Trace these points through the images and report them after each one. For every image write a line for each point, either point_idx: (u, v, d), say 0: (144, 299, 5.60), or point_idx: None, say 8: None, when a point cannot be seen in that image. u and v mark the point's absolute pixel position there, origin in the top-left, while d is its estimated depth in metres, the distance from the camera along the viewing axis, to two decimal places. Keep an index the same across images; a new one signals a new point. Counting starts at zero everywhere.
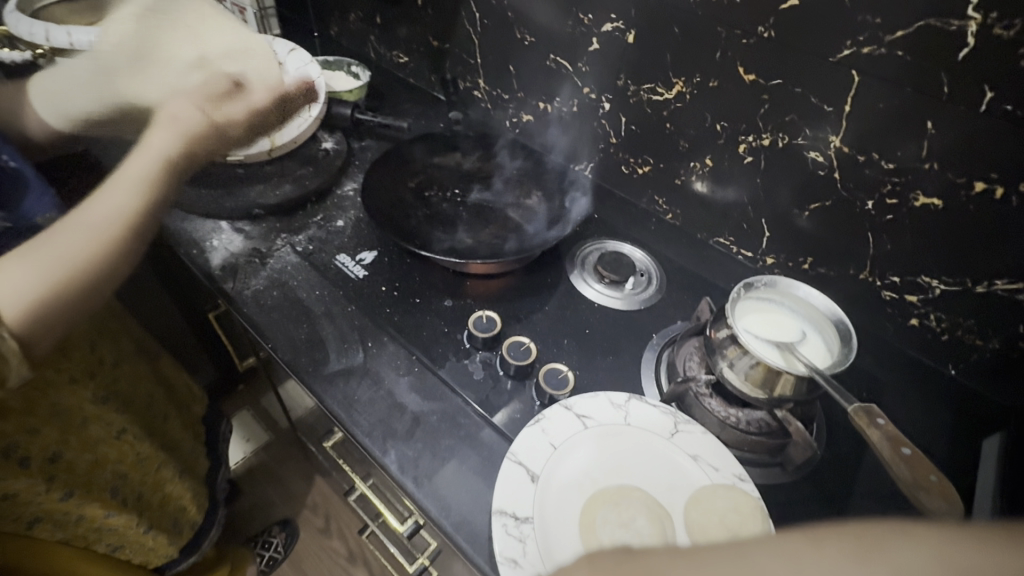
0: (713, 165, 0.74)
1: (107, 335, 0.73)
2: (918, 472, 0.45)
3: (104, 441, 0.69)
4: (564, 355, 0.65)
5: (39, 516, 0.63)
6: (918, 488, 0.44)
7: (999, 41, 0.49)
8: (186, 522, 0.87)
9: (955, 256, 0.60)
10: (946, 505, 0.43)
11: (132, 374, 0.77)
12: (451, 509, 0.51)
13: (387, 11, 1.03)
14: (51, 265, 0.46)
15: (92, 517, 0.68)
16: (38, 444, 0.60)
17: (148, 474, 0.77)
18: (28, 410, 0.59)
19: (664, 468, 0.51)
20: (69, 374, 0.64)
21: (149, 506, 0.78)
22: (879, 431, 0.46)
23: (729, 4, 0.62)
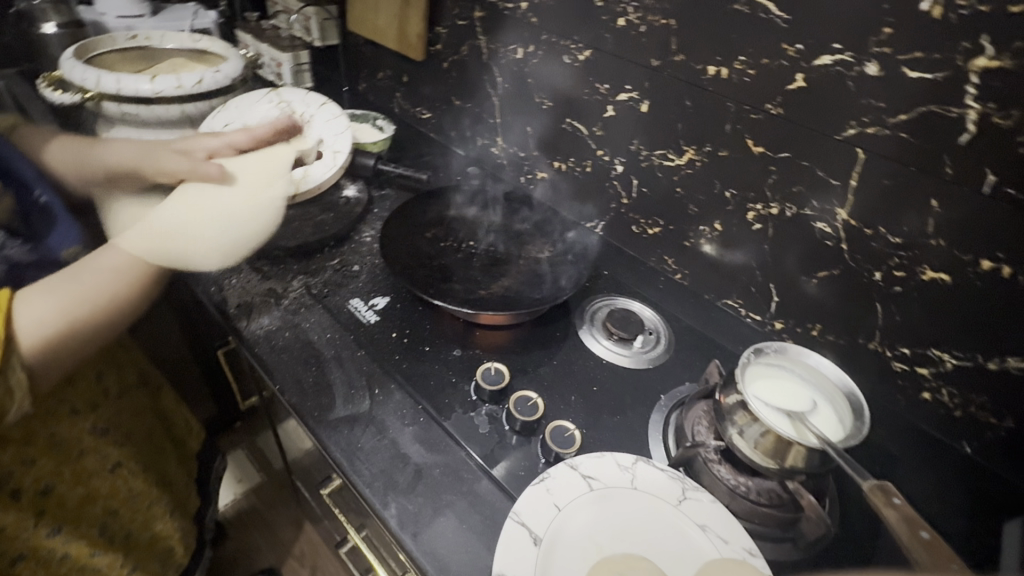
0: (723, 230, 0.76)
1: (113, 365, 0.73)
2: (939, 559, 0.42)
3: (97, 474, 0.67)
4: (571, 412, 0.64)
5: (25, 555, 0.60)
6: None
7: (999, 128, 0.51)
8: (172, 563, 0.83)
9: (963, 331, 0.60)
10: None
11: (132, 407, 0.76)
12: (450, 571, 0.49)
13: (414, 71, 1.09)
14: (80, 299, 0.50)
15: (78, 554, 0.66)
16: (32, 476, 0.59)
17: (139, 511, 0.75)
18: (26, 439, 0.58)
19: (672, 538, 0.49)
20: (70, 406, 0.63)
21: (136, 545, 0.76)
22: (896, 512, 0.44)
23: (739, 82, 0.66)
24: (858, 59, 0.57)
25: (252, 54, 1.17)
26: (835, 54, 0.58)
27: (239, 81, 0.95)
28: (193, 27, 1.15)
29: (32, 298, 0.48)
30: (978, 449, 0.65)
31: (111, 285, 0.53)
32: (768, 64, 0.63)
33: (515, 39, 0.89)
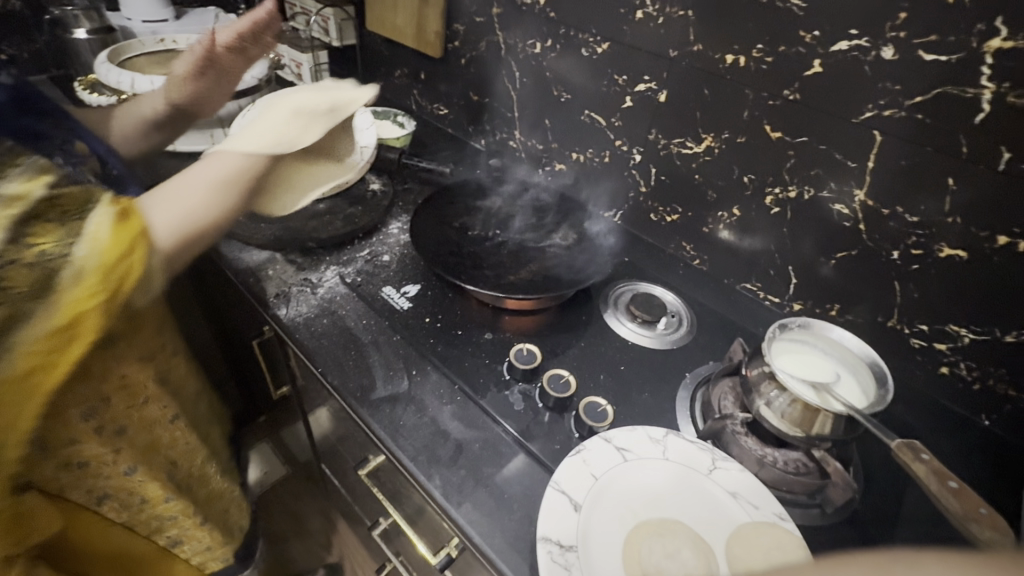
0: (741, 215, 0.78)
1: (167, 322, 0.71)
2: (967, 504, 0.45)
3: (160, 424, 0.68)
4: (601, 390, 0.66)
5: (108, 492, 0.66)
6: (969, 521, 0.45)
7: (1014, 107, 0.53)
8: (234, 523, 0.89)
9: (981, 306, 0.62)
10: (999, 535, 0.43)
11: (184, 366, 0.74)
12: (495, 537, 0.52)
13: (432, 69, 1.12)
14: (183, 210, 0.50)
15: (153, 498, 0.71)
16: (109, 415, 0.60)
17: (197, 466, 0.77)
18: (96, 378, 0.57)
19: (705, 503, 0.52)
20: (138, 349, 0.61)
21: (200, 500, 0.79)
22: (924, 466, 0.47)
23: (756, 70, 0.69)
24: (876, 44, 0.59)
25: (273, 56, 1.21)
26: (851, 39, 0.60)
27: (265, 81, 0.97)
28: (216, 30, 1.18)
29: (159, 205, 0.50)
30: (997, 421, 0.67)
31: (207, 200, 0.51)
32: (785, 52, 0.65)
33: (533, 34, 0.91)
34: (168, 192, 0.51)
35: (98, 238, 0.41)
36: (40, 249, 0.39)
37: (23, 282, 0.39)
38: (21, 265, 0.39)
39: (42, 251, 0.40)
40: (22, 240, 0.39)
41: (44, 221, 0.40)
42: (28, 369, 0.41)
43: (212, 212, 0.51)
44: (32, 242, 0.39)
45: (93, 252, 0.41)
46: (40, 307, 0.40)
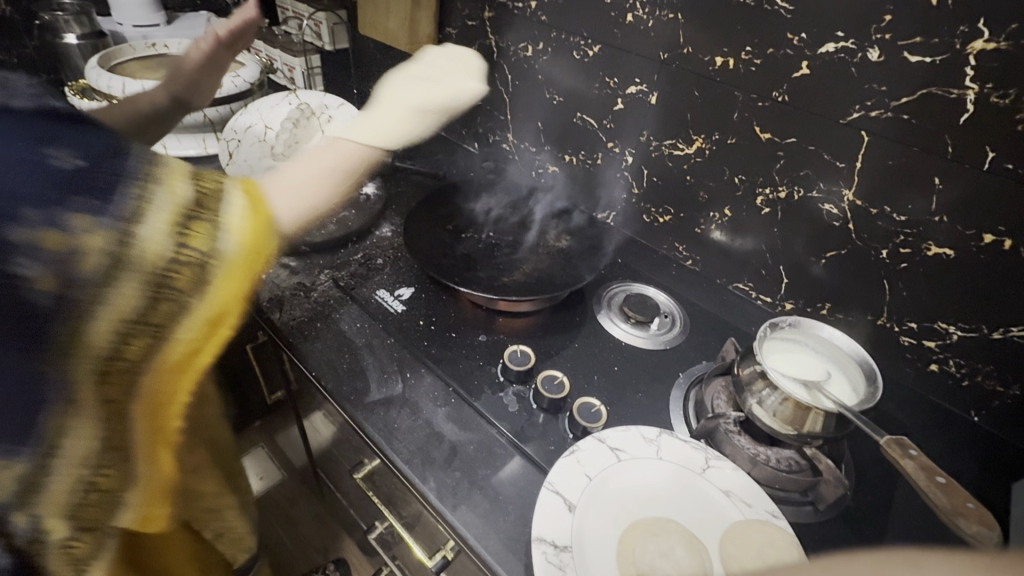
0: (732, 216, 0.79)
1: None
2: (955, 499, 0.46)
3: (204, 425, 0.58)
4: (594, 390, 0.67)
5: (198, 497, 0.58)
6: (957, 514, 0.45)
7: (997, 107, 0.54)
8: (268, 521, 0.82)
9: (969, 303, 0.63)
10: (987, 530, 0.44)
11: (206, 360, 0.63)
12: (490, 538, 0.52)
13: None
14: (310, 206, 0.38)
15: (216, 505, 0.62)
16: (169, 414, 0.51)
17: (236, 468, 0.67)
18: None
19: (699, 503, 0.52)
20: None
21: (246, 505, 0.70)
22: (913, 462, 0.48)
23: (745, 72, 0.69)
24: (861, 46, 0.60)
25: (265, 59, 1.23)
26: (838, 42, 0.61)
27: (257, 84, 0.97)
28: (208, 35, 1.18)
29: (281, 188, 0.37)
30: (985, 417, 0.68)
31: (329, 188, 0.39)
32: (774, 54, 0.66)
33: (525, 37, 0.92)
34: (287, 175, 0.38)
35: (245, 232, 0.33)
36: (196, 249, 0.31)
37: (181, 288, 0.31)
38: (178, 270, 0.31)
39: (198, 251, 0.31)
40: (179, 239, 0.31)
41: (195, 215, 0.31)
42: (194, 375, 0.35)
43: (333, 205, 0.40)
44: (186, 241, 0.31)
45: (245, 245, 0.33)
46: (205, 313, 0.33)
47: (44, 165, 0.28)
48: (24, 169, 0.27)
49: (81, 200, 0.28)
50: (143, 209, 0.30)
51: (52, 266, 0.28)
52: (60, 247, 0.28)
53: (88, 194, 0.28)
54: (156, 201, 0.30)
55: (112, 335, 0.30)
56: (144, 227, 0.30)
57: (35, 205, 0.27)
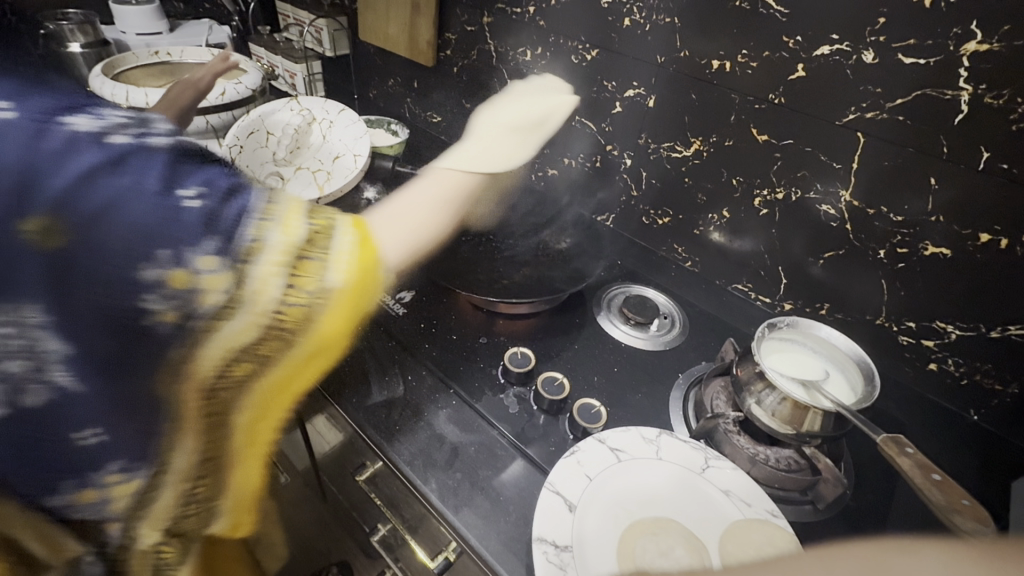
0: (731, 217, 0.79)
1: None
2: (952, 496, 0.46)
3: None
4: (594, 391, 0.67)
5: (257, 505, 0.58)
6: (952, 511, 0.46)
7: (991, 108, 0.55)
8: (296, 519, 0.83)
9: (966, 303, 0.64)
10: (981, 526, 0.44)
11: None
12: (492, 539, 0.52)
13: (424, 77, 1.13)
14: (419, 234, 0.39)
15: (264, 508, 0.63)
16: None
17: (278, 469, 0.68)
18: None
19: (699, 502, 0.52)
20: None
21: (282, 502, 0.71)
22: (909, 459, 0.48)
23: (742, 74, 0.70)
24: (856, 48, 0.60)
25: (265, 66, 1.22)
26: (833, 44, 0.62)
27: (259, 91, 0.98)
28: (210, 42, 1.19)
29: (387, 222, 0.38)
30: (985, 415, 0.68)
31: (435, 219, 0.41)
32: (770, 56, 0.67)
33: (524, 42, 0.93)
34: (393, 204, 0.40)
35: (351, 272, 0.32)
36: (304, 290, 0.31)
37: (290, 328, 0.31)
38: (289, 311, 0.30)
39: (308, 292, 0.31)
40: (292, 280, 0.30)
41: (304, 254, 0.31)
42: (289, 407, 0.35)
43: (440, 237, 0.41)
44: (297, 282, 0.30)
45: (349, 282, 0.33)
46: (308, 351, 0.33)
47: (174, 206, 0.27)
48: (157, 211, 0.27)
49: (209, 241, 0.28)
50: (257, 250, 0.29)
51: (176, 301, 0.27)
52: (187, 284, 0.27)
53: (215, 235, 0.28)
54: (273, 242, 0.30)
55: (218, 371, 0.30)
56: (258, 267, 0.29)
57: (166, 246, 0.27)
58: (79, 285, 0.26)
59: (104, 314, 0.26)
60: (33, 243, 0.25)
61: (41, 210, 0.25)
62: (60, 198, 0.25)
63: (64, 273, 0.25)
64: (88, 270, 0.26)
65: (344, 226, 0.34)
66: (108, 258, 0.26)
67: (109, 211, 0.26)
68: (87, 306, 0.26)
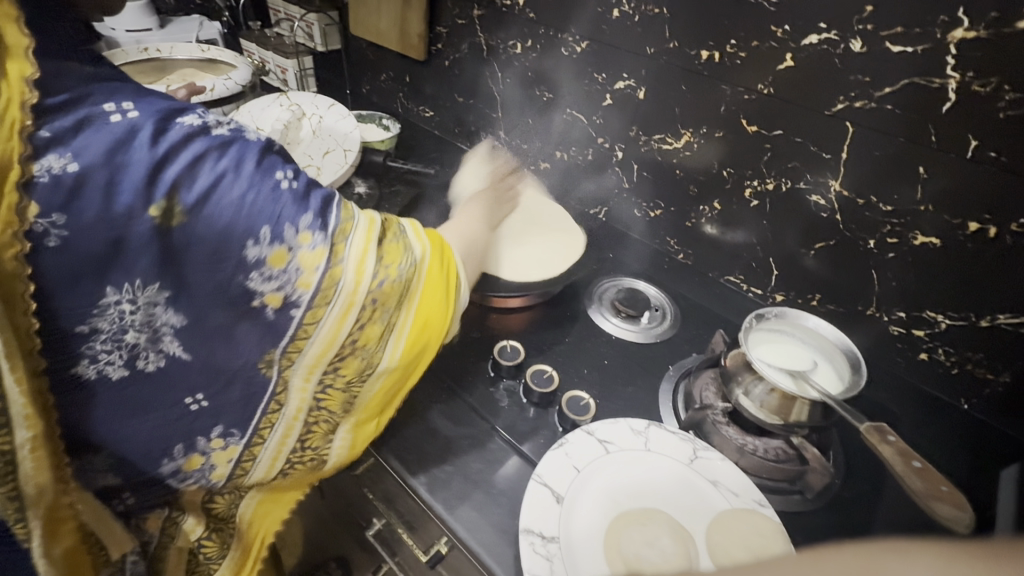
0: (722, 209, 0.79)
1: None
2: (931, 483, 0.48)
3: None
4: (584, 384, 0.67)
5: None
6: (931, 498, 0.48)
7: (979, 96, 0.55)
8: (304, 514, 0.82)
9: (955, 292, 0.64)
10: (959, 513, 0.48)
11: None
12: (480, 531, 0.53)
13: (416, 71, 1.13)
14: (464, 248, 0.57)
15: None
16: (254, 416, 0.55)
17: None
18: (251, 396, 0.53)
19: (687, 492, 0.53)
20: None
21: None
22: (890, 448, 0.49)
23: (731, 65, 0.69)
24: (844, 37, 0.60)
25: (257, 62, 1.21)
26: (821, 33, 0.61)
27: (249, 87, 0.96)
28: (201, 38, 1.19)
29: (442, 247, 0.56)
30: (976, 405, 0.68)
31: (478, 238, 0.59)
32: (758, 47, 0.66)
33: (514, 35, 0.92)
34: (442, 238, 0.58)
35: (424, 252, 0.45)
36: (392, 265, 0.42)
37: (386, 295, 0.43)
38: (385, 281, 0.42)
39: (396, 266, 0.43)
40: (382, 258, 0.42)
41: (388, 240, 0.43)
42: (389, 366, 0.46)
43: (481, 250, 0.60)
44: (385, 259, 0.42)
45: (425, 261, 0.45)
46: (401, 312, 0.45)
47: (273, 189, 0.37)
48: (261, 194, 0.36)
49: (304, 221, 0.38)
50: (347, 228, 0.40)
51: (286, 269, 0.38)
52: (289, 260, 0.38)
53: (307, 214, 0.38)
54: (361, 229, 0.41)
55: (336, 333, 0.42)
56: (354, 246, 0.40)
57: (271, 224, 0.37)
58: (200, 248, 0.35)
59: (227, 276, 0.37)
60: (159, 224, 0.33)
61: (165, 197, 0.33)
62: (181, 184, 0.33)
63: (182, 248, 0.35)
64: (211, 240, 0.35)
65: (410, 222, 0.46)
66: (226, 234, 0.36)
67: (219, 196, 0.35)
68: (204, 272, 0.36)
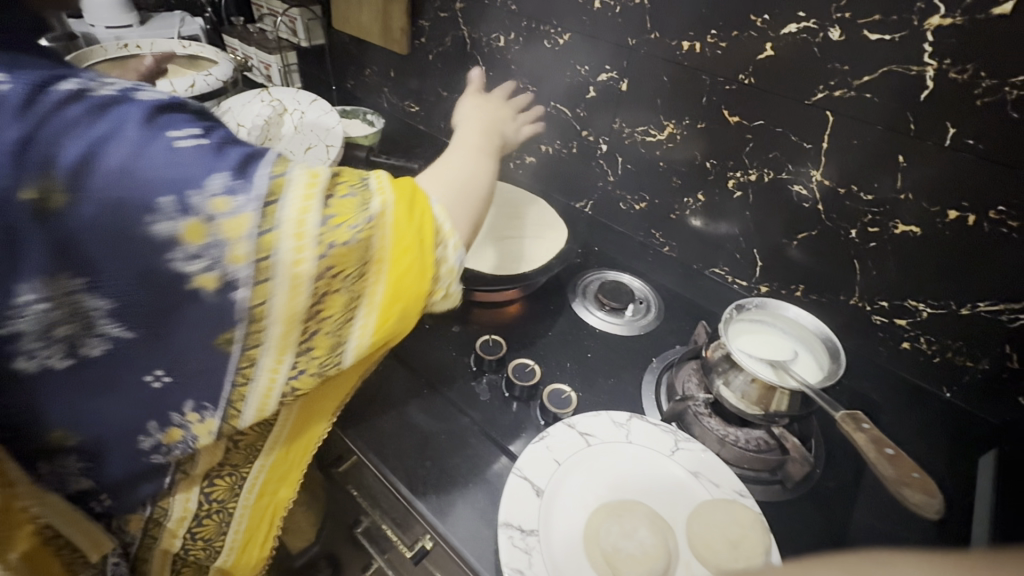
0: (706, 201, 0.79)
1: None
2: (902, 469, 0.50)
3: None
4: (566, 377, 0.67)
5: None
6: (902, 485, 0.49)
7: (956, 83, 0.54)
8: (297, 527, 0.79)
9: (935, 282, 0.64)
10: (926, 497, 0.49)
11: None
12: (459, 525, 0.53)
13: (400, 66, 1.12)
14: (450, 178, 0.42)
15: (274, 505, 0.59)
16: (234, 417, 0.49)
17: None
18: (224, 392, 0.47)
19: (666, 484, 0.53)
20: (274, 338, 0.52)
21: None
22: (864, 435, 0.51)
23: (712, 55, 0.69)
24: (823, 26, 0.60)
25: (240, 58, 1.20)
26: (800, 22, 0.61)
27: (230, 83, 0.94)
28: (182, 34, 1.17)
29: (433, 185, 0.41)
30: (957, 393, 0.68)
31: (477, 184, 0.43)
32: (738, 36, 0.66)
33: (497, 27, 0.91)
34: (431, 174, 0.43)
35: (388, 205, 0.34)
36: (344, 225, 0.32)
37: (341, 264, 0.33)
38: (335, 247, 0.32)
39: (350, 227, 0.32)
40: (330, 219, 0.32)
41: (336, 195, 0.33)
42: (362, 347, 0.37)
43: (480, 180, 0.43)
44: (334, 220, 0.32)
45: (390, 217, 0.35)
46: (367, 283, 0.35)
47: (175, 148, 0.28)
48: (163, 155, 0.27)
49: (216, 183, 0.28)
50: (280, 187, 0.30)
51: (211, 249, 0.29)
52: (210, 232, 0.29)
53: (221, 174, 0.29)
54: (298, 185, 0.31)
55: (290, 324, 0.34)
56: (290, 209, 0.30)
57: (178, 192, 0.27)
58: (100, 240, 0.27)
59: (144, 269, 0.28)
60: (39, 209, 0.25)
61: (38, 175, 0.25)
62: (57, 157, 0.25)
63: (78, 239, 0.26)
64: (107, 223, 0.26)
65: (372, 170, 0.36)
66: (111, 213, 0.26)
67: (108, 161, 0.26)
68: (116, 263, 0.27)
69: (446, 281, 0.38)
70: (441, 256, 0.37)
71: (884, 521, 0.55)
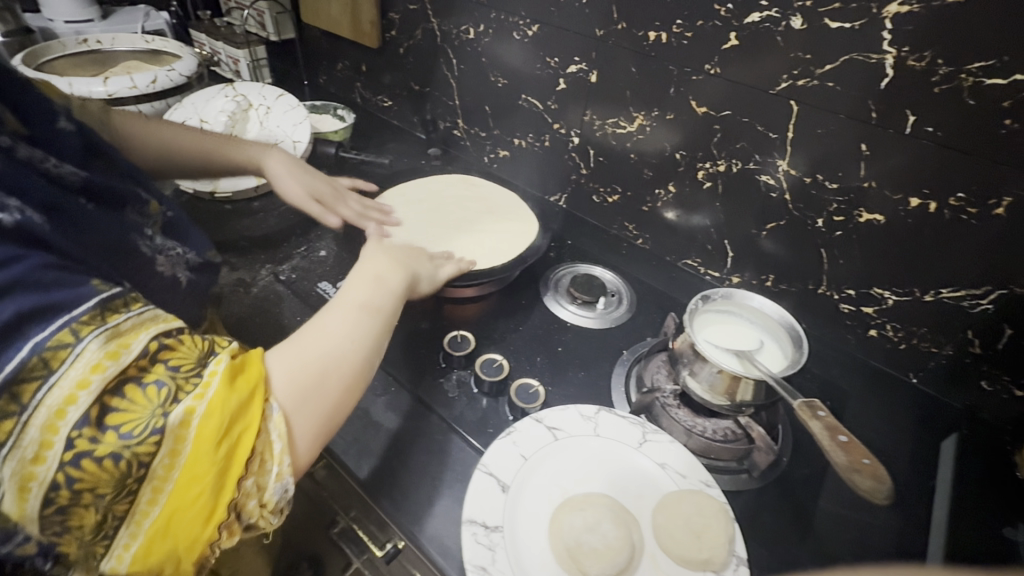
0: (677, 192, 0.79)
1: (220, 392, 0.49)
2: (853, 456, 0.51)
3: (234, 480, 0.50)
4: (536, 372, 0.67)
5: None
6: (853, 471, 0.51)
7: (915, 70, 0.55)
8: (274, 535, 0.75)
9: (900, 269, 0.64)
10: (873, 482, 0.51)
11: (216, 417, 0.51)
12: (425, 522, 0.52)
13: (371, 60, 1.10)
14: (310, 361, 0.42)
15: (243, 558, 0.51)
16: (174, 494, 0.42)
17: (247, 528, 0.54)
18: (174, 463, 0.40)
19: (634, 476, 0.53)
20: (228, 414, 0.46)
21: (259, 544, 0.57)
22: (819, 423, 0.51)
23: (678, 45, 0.69)
24: (785, 14, 0.59)
25: (207, 53, 1.17)
26: (763, 11, 0.61)
27: (195, 78, 0.92)
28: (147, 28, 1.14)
29: (289, 367, 0.41)
30: (923, 378, 0.69)
31: (339, 374, 0.43)
32: (703, 26, 0.65)
33: (466, 19, 0.90)
34: (297, 348, 0.43)
35: (189, 411, 0.34)
36: (117, 433, 0.31)
37: (94, 478, 0.31)
38: (90, 460, 0.31)
39: (125, 435, 0.32)
40: (104, 420, 0.31)
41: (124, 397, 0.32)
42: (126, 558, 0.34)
43: (343, 364, 0.43)
44: (106, 426, 0.31)
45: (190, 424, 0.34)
46: (142, 493, 0.33)
47: None
48: None
49: None
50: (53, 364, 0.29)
51: None
52: None
53: None
54: (82, 363, 0.30)
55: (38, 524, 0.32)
56: (51, 403, 0.29)
57: None
58: None
59: None
60: None
61: None
62: None
63: None
64: None
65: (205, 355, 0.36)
66: None
67: None
68: None
69: (257, 514, 0.38)
70: (251, 476, 0.37)
71: (846, 506, 0.56)
